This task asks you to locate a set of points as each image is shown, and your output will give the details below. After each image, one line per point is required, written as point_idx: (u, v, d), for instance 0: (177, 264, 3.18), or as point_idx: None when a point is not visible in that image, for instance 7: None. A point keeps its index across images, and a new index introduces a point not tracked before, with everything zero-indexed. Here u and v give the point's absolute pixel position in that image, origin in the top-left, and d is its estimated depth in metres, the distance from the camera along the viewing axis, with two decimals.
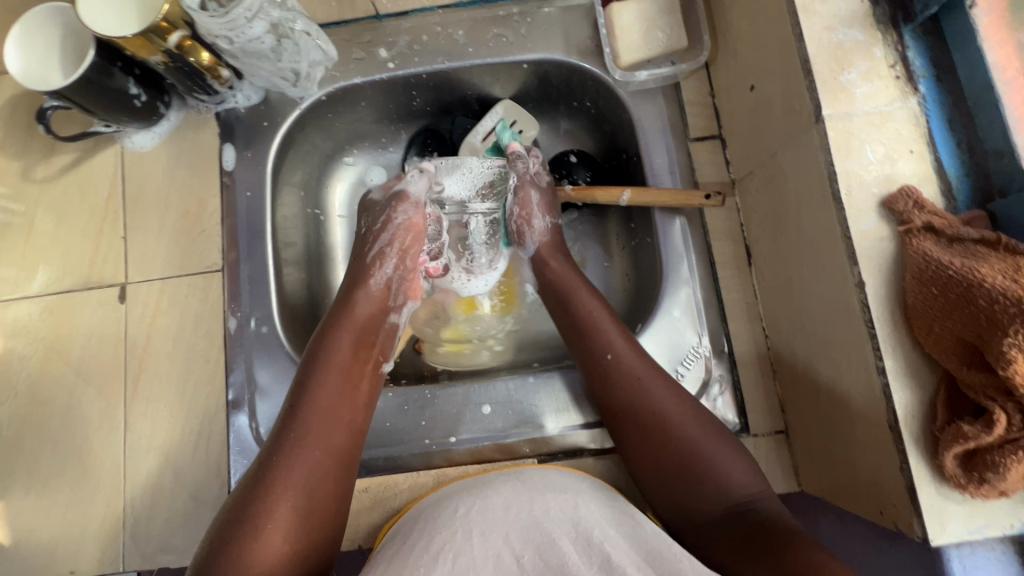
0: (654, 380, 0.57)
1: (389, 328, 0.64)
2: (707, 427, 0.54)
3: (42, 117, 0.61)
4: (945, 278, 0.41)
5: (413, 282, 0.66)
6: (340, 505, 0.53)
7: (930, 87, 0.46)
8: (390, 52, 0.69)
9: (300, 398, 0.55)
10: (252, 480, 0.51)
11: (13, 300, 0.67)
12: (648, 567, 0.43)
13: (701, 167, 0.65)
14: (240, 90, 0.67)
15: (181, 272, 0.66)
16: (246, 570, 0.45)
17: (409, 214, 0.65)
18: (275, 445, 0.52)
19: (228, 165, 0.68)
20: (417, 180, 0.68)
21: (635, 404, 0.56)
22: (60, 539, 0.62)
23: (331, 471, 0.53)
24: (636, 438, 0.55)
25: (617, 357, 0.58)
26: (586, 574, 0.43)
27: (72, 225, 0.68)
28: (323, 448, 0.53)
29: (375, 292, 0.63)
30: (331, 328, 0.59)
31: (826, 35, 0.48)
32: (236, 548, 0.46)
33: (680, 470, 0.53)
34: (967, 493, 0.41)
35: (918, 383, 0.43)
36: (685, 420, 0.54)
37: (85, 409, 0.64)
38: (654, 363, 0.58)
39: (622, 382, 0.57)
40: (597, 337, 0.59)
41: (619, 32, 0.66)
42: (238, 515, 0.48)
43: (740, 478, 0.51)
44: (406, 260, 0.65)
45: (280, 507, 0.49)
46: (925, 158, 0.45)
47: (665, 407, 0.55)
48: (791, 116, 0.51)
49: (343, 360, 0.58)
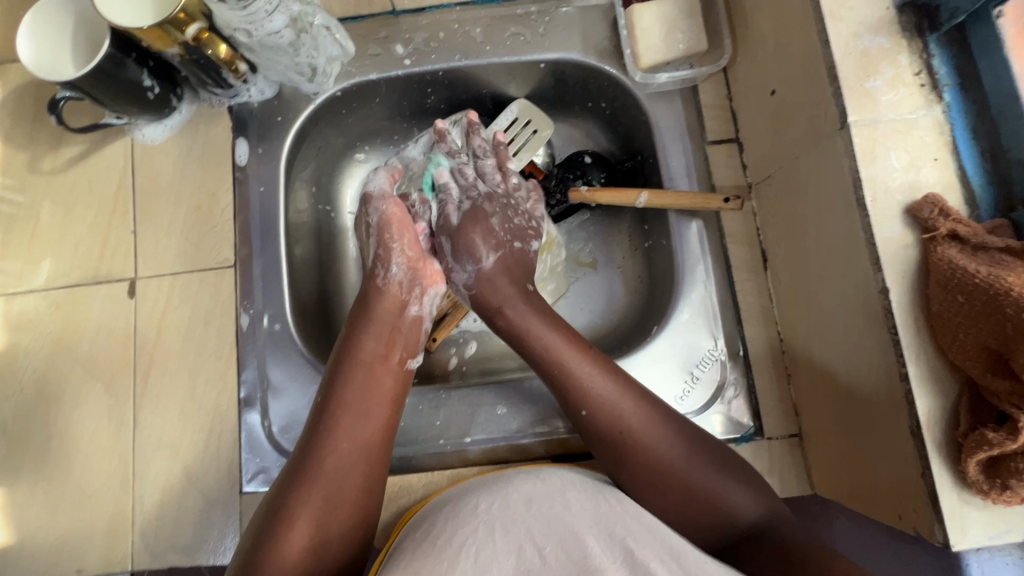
0: (640, 420, 0.53)
1: (412, 320, 0.62)
2: (702, 462, 0.52)
3: (54, 107, 0.60)
4: (971, 286, 0.41)
5: (427, 271, 0.63)
6: (372, 500, 0.53)
7: (954, 96, 0.47)
8: (407, 48, 0.69)
9: (328, 399, 0.56)
10: (290, 473, 0.53)
11: (19, 294, 0.66)
12: (672, 563, 0.43)
13: (718, 171, 0.65)
14: (254, 84, 0.66)
15: (192, 267, 0.66)
16: (278, 560, 0.47)
17: (385, 207, 0.63)
18: (306, 445, 0.54)
19: (241, 160, 0.67)
20: (377, 176, 0.65)
21: (619, 443, 0.53)
22: (66, 538, 0.61)
23: (360, 469, 0.53)
24: (639, 488, 0.53)
25: (592, 413, 0.54)
26: (609, 567, 0.43)
27: (80, 218, 0.67)
28: (352, 443, 0.54)
29: (389, 292, 0.61)
30: (358, 328, 0.60)
31: (852, 42, 0.48)
32: (271, 537, 0.48)
33: (680, 498, 0.52)
34: (989, 499, 0.41)
35: (939, 389, 0.43)
36: (672, 452, 0.52)
37: (93, 406, 0.63)
38: (632, 387, 0.55)
39: (607, 434, 0.54)
40: (569, 389, 0.55)
41: (640, 34, 0.65)
42: (275, 506, 0.50)
43: (744, 503, 0.51)
44: (411, 251, 0.63)
45: (310, 501, 0.50)
46: (949, 167, 0.46)
47: (649, 445, 0.53)
48: (814, 122, 0.51)
49: (368, 358, 0.58)
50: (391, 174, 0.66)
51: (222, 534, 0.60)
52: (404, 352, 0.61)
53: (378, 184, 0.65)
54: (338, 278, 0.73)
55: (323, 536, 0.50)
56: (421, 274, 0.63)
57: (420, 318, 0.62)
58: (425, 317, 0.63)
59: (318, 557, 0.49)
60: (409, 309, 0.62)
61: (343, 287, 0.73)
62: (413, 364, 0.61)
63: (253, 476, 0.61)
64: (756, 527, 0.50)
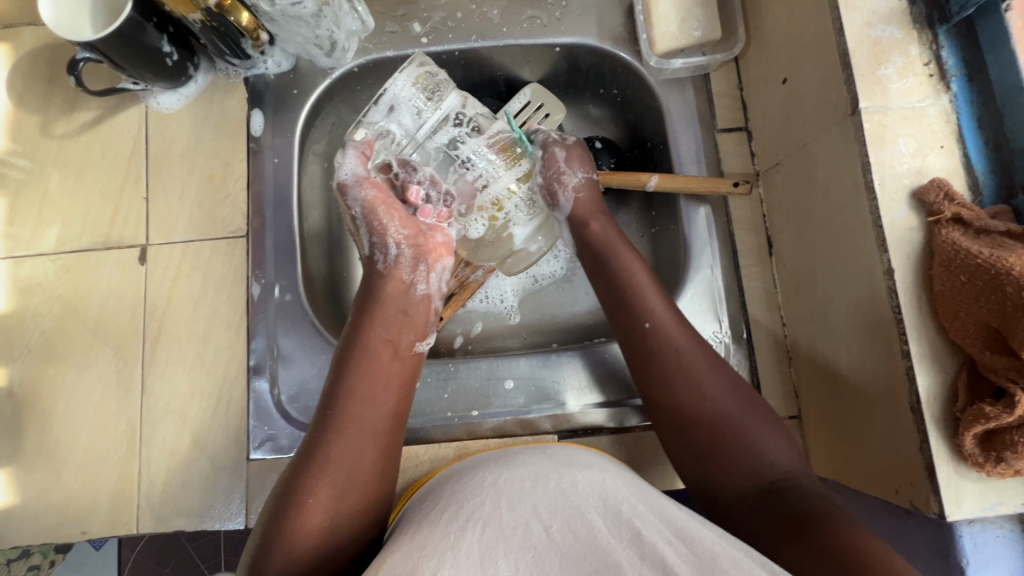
0: (690, 351, 0.56)
1: (420, 300, 0.63)
2: (746, 403, 0.54)
3: (74, 68, 0.60)
4: (973, 266, 0.42)
5: (429, 246, 0.63)
6: (383, 485, 0.54)
7: (961, 87, 0.48)
8: (424, 27, 0.69)
9: (336, 384, 0.56)
10: (300, 457, 0.53)
11: (28, 257, 0.66)
12: (679, 544, 0.41)
13: (727, 158, 0.67)
14: (271, 56, 0.67)
15: (203, 236, 0.66)
16: (292, 540, 0.48)
17: (363, 193, 0.62)
18: (316, 430, 0.54)
19: (256, 131, 0.68)
20: (346, 159, 0.63)
21: (676, 372, 0.55)
22: (70, 500, 0.61)
23: (370, 454, 0.54)
24: (681, 423, 0.54)
25: (657, 325, 0.57)
26: (616, 547, 0.42)
27: (91, 184, 0.67)
28: (360, 426, 0.54)
29: (392, 274, 0.62)
30: (364, 315, 0.60)
31: (865, 31, 0.49)
32: (284, 519, 0.49)
33: (715, 442, 0.53)
34: (983, 471, 0.43)
35: (940, 366, 0.45)
36: (722, 395, 0.54)
37: (102, 370, 0.63)
38: (689, 329, 0.58)
39: (661, 351, 0.56)
40: (635, 301, 0.59)
41: (655, 20, 0.67)
42: (287, 487, 0.51)
43: (779, 456, 0.51)
44: (407, 229, 0.63)
45: (320, 485, 0.51)
46: (954, 154, 0.47)
47: (703, 380, 0.55)
48: (825, 109, 0.53)
49: (375, 344, 0.59)
50: (361, 154, 0.64)
51: (228, 500, 0.61)
52: (413, 335, 0.61)
53: (350, 169, 0.63)
54: (348, 253, 0.73)
55: (335, 517, 0.50)
56: (423, 250, 0.63)
57: (428, 297, 0.63)
58: (433, 296, 0.64)
59: (332, 538, 0.50)
60: (416, 288, 0.63)
61: (349, 262, 0.73)
62: (424, 346, 0.62)
63: (260, 443, 0.62)
64: (783, 479, 0.50)
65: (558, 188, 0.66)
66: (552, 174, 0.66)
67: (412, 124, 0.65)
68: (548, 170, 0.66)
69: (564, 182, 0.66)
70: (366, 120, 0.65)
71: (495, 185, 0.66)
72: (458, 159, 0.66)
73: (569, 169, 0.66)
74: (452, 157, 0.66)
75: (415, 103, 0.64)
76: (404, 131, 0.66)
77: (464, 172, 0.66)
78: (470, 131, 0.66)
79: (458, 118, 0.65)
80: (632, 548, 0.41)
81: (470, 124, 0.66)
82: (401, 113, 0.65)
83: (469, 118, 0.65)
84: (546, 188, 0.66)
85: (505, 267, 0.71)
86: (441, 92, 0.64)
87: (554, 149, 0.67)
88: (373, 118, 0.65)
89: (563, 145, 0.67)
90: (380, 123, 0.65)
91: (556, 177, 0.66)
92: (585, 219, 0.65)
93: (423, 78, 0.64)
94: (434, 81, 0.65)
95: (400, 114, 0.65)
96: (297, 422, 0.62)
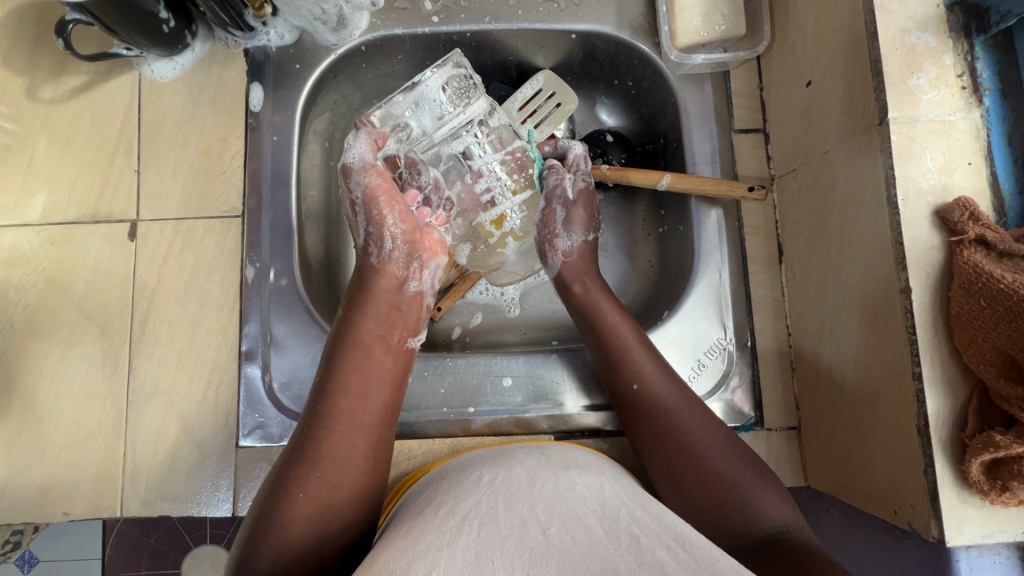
0: (680, 404, 0.56)
1: (413, 297, 0.61)
2: (737, 454, 0.54)
3: (63, 30, 0.57)
4: (995, 291, 0.41)
5: (425, 243, 0.62)
6: (376, 480, 0.53)
7: (994, 101, 0.46)
8: (435, 5, 0.66)
9: (324, 382, 0.54)
10: (290, 453, 0.52)
11: (11, 227, 0.63)
12: (678, 550, 0.40)
13: (743, 160, 0.65)
14: (274, 27, 0.64)
15: (197, 214, 0.64)
16: (282, 536, 0.48)
17: (368, 179, 0.60)
18: (305, 427, 0.53)
19: (255, 106, 0.65)
20: (357, 143, 0.60)
21: (670, 432, 0.55)
22: (52, 480, 0.59)
23: (362, 449, 0.52)
24: (675, 471, 0.54)
25: (644, 386, 0.57)
26: (615, 554, 0.40)
27: (80, 153, 0.64)
28: (350, 427, 0.52)
29: (386, 269, 0.60)
30: (356, 308, 0.58)
31: (899, 37, 0.47)
32: (274, 514, 0.49)
33: (708, 489, 0.52)
34: (987, 499, 0.42)
35: (951, 391, 0.44)
36: (712, 447, 0.54)
37: (88, 349, 0.61)
38: (680, 388, 0.57)
39: (652, 412, 0.56)
40: (621, 360, 0.58)
41: (678, 12, 0.63)
42: (278, 483, 0.50)
43: (772, 510, 0.50)
44: (405, 223, 0.61)
45: (310, 482, 0.50)
46: (981, 172, 0.46)
47: (695, 439, 0.54)
48: (849, 117, 0.51)
49: (365, 340, 0.57)
50: (373, 140, 0.61)
51: (215, 486, 0.60)
52: (405, 331, 0.60)
53: (358, 154, 0.60)
54: (341, 240, 0.71)
55: (326, 513, 0.49)
56: (419, 247, 0.61)
57: (420, 293, 0.61)
58: (426, 292, 0.62)
59: (325, 533, 0.49)
60: (409, 285, 0.61)
61: (345, 246, 0.71)
62: (416, 342, 0.61)
63: (250, 430, 0.61)
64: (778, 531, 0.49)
65: (548, 248, 0.65)
66: (547, 232, 0.65)
67: (431, 125, 0.63)
68: (544, 228, 0.65)
69: (555, 245, 0.65)
70: (386, 107, 0.62)
71: (502, 203, 0.66)
72: (471, 169, 0.66)
73: (563, 232, 0.65)
74: (466, 165, 0.65)
75: (442, 104, 0.62)
76: (421, 129, 0.63)
77: (471, 182, 0.66)
78: (487, 143, 0.65)
79: (479, 127, 0.64)
80: (630, 553, 0.40)
81: (490, 135, 0.65)
82: (424, 111, 0.62)
83: (491, 129, 0.65)
84: (538, 245, 0.66)
85: (493, 279, 0.71)
86: (470, 95, 0.62)
87: (556, 205, 0.65)
88: (395, 107, 0.62)
89: (566, 202, 0.65)
90: (401, 115, 0.62)
91: (548, 237, 0.65)
92: (576, 276, 0.64)
93: (456, 80, 0.61)
94: (466, 83, 0.62)
95: (422, 112, 0.62)
96: (289, 411, 0.61)
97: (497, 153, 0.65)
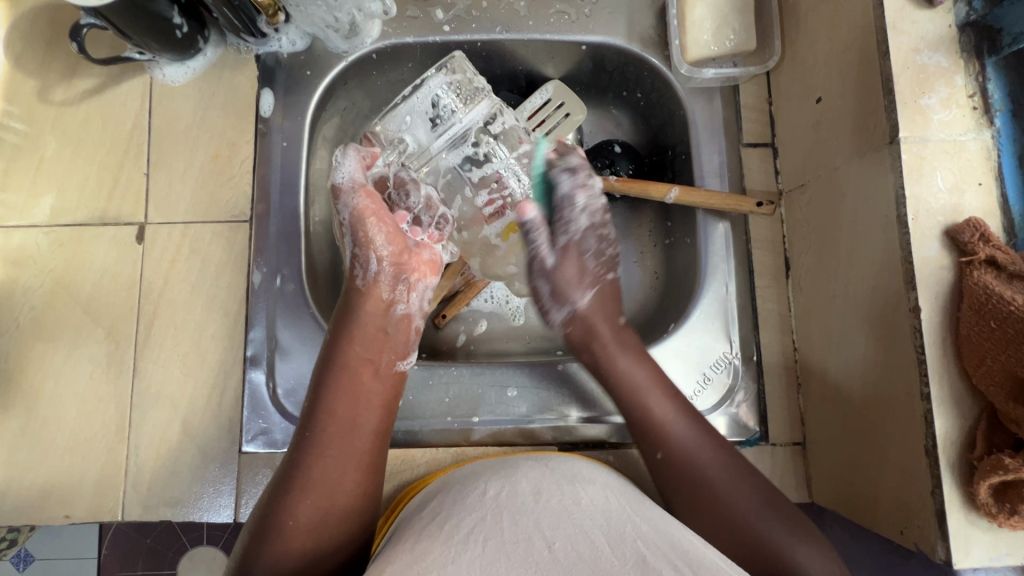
0: (685, 427, 0.54)
1: (401, 319, 0.60)
2: (745, 480, 0.52)
3: (77, 33, 0.57)
4: (1006, 312, 0.41)
5: (412, 265, 0.61)
6: (369, 504, 0.53)
7: (1005, 122, 0.46)
8: (447, 14, 0.66)
9: (313, 408, 0.54)
10: (285, 472, 0.52)
11: (19, 227, 0.63)
12: (684, 568, 0.40)
13: (751, 174, 0.65)
14: (286, 34, 0.64)
15: (205, 218, 0.64)
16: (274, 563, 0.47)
17: (356, 201, 0.59)
18: (298, 448, 0.53)
19: (265, 111, 0.65)
20: (346, 161, 0.61)
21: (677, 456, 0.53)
22: (54, 483, 0.59)
23: (352, 477, 0.52)
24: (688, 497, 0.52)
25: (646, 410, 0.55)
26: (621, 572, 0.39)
27: (90, 156, 0.64)
28: (339, 454, 0.52)
29: (372, 293, 0.59)
30: (342, 332, 0.57)
31: (911, 56, 0.47)
32: (268, 538, 0.49)
33: (719, 519, 0.50)
34: (995, 521, 0.42)
35: (959, 412, 0.44)
36: (719, 473, 0.52)
37: (93, 351, 0.61)
38: (684, 409, 0.55)
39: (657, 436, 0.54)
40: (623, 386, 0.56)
41: (689, 26, 0.64)
42: (273, 504, 0.50)
43: (792, 545, 0.48)
44: (392, 245, 0.60)
45: (301, 507, 0.50)
46: (992, 193, 0.46)
47: (702, 462, 0.52)
48: (859, 135, 0.51)
49: (353, 364, 0.56)
50: (362, 159, 0.61)
51: (217, 491, 0.60)
52: (393, 355, 0.59)
53: (348, 173, 0.60)
54: None
55: (317, 541, 0.49)
56: (406, 268, 0.61)
57: (408, 316, 0.61)
58: (415, 314, 0.61)
59: (316, 559, 0.49)
60: (395, 308, 0.60)
61: None
62: (407, 365, 0.60)
63: (254, 436, 0.60)
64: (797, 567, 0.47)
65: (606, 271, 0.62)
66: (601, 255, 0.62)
67: (427, 138, 0.63)
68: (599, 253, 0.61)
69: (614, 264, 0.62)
70: (381, 126, 0.63)
71: (511, 212, 0.63)
72: (472, 180, 0.65)
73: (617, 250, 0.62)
74: (466, 177, 0.65)
75: (439, 112, 0.63)
76: (417, 143, 0.64)
77: (473, 196, 0.65)
78: (495, 147, 0.64)
79: (481, 133, 0.64)
80: (636, 568, 0.40)
81: (496, 138, 0.64)
82: (420, 125, 0.63)
83: (495, 133, 0.64)
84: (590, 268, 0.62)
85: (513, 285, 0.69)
86: (474, 99, 0.63)
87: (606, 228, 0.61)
88: (391, 124, 0.63)
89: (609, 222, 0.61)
90: (396, 131, 0.63)
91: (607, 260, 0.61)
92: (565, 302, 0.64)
93: (460, 83, 0.62)
94: (470, 87, 0.63)
95: (416, 125, 0.63)
96: (293, 417, 0.61)
97: (511, 154, 0.64)
